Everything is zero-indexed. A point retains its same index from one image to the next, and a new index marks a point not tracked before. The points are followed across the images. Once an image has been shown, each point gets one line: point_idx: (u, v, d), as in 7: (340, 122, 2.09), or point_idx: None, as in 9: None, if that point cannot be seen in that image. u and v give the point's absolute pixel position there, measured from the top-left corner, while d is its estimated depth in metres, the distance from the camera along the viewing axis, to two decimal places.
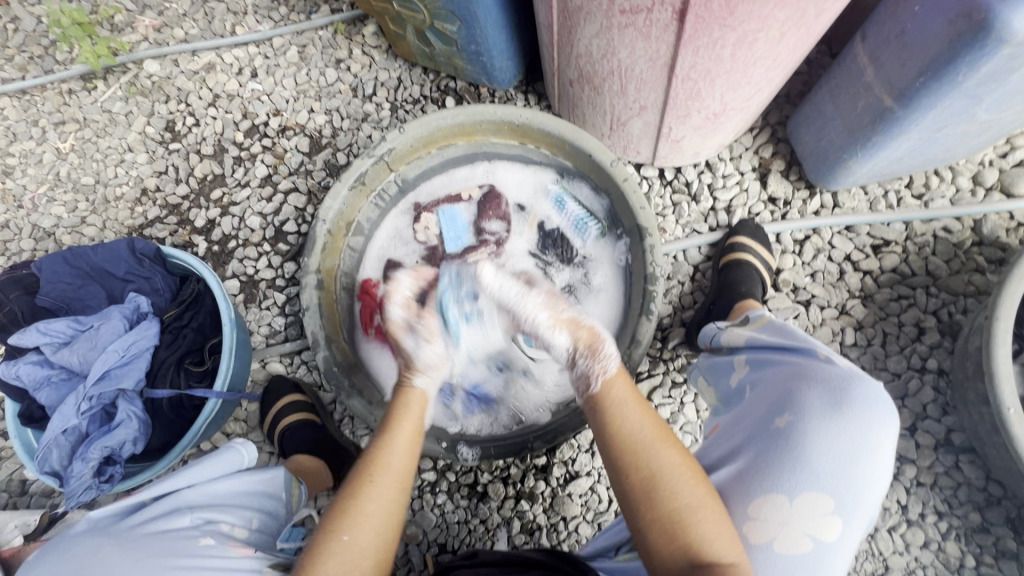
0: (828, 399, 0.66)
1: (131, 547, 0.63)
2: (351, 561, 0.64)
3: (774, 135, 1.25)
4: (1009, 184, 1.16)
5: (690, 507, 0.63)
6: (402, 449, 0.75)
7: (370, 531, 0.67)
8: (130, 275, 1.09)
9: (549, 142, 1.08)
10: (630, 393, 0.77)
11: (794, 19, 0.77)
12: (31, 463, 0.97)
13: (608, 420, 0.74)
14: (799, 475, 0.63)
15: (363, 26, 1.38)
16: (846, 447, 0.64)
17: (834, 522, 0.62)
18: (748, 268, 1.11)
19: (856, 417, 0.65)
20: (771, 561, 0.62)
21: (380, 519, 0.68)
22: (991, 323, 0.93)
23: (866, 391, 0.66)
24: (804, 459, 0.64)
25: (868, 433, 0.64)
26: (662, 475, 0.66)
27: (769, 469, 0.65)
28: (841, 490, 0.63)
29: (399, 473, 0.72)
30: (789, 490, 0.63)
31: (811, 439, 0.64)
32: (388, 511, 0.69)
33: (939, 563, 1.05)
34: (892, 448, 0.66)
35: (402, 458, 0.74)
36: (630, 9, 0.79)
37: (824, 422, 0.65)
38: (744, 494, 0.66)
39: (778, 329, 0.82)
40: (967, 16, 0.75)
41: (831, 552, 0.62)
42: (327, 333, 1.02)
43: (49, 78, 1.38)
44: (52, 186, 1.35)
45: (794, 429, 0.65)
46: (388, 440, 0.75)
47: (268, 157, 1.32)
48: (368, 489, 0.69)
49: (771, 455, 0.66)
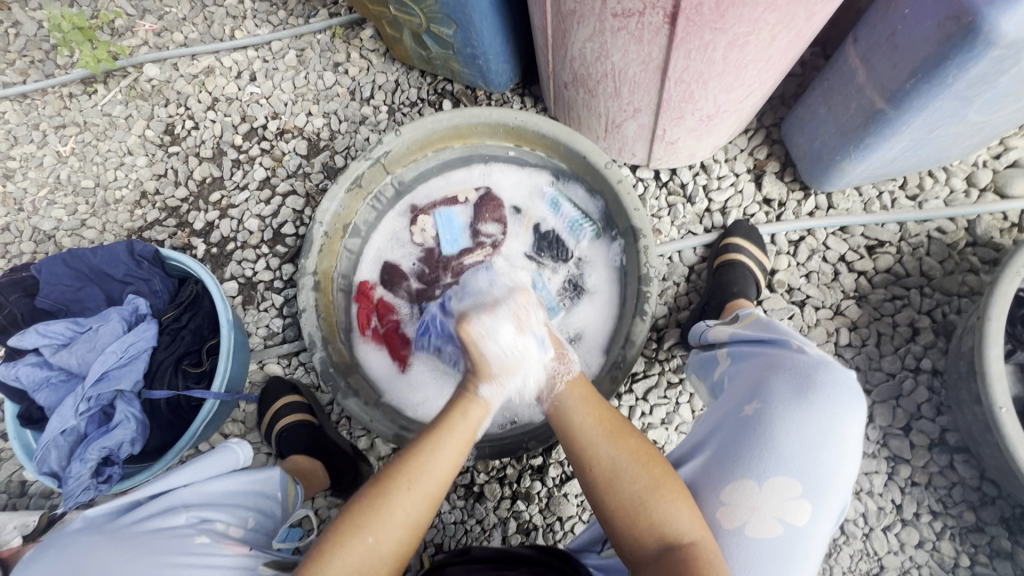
0: (795, 386, 0.68)
1: (126, 545, 0.64)
2: (368, 567, 0.62)
3: (769, 137, 1.26)
4: (1002, 184, 1.17)
5: (644, 495, 0.64)
6: (446, 458, 0.70)
7: (394, 541, 0.64)
8: (129, 278, 1.10)
9: (543, 144, 1.09)
10: (585, 394, 0.78)
11: (784, 22, 0.78)
12: (30, 464, 0.97)
13: (563, 424, 0.75)
14: (769, 461, 0.64)
15: (361, 30, 1.39)
16: (813, 432, 0.65)
17: (803, 506, 0.62)
18: (742, 268, 1.11)
19: (823, 404, 0.66)
20: (742, 544, 0.62)
21: (407, 529, 0.65)
22: (982, 324, 0.93)
23: (834, 378, 0.67)
24: (771, 444, 0.65)
25: (835, 419, 0.65)
26: (610, 472, 0.68)
27: (738, 455, 0.66)
28: (808, 474, 0.64)
29: (438, 487, 0.68)
30: (758, 476, 0.64)
31: (778, 424, 0.66)
32: (416, 522, 0.66)
33: (933, 562, 1.06)
34: (861, 436, 0.67)
35: (444, 471, 0.69)
36: (623, 13, 0.80)
37: (791, 407, 0.66)
38: (714, 482, 0.67)
39: (760, 323, 0.83)
40: (955, 19, 0.76)
41: (802, 537, 0.62)
42: (324, 334, 1.03)
43: (50, 82, 1.39)
44: (52, 189, 1.36)
45: (762, 414, 0.67)
46: (435, 446, 0.70)
47: (267, 160, 1.33)
48: (397, 491, 0.66)
49: (739, 441, 0.67)
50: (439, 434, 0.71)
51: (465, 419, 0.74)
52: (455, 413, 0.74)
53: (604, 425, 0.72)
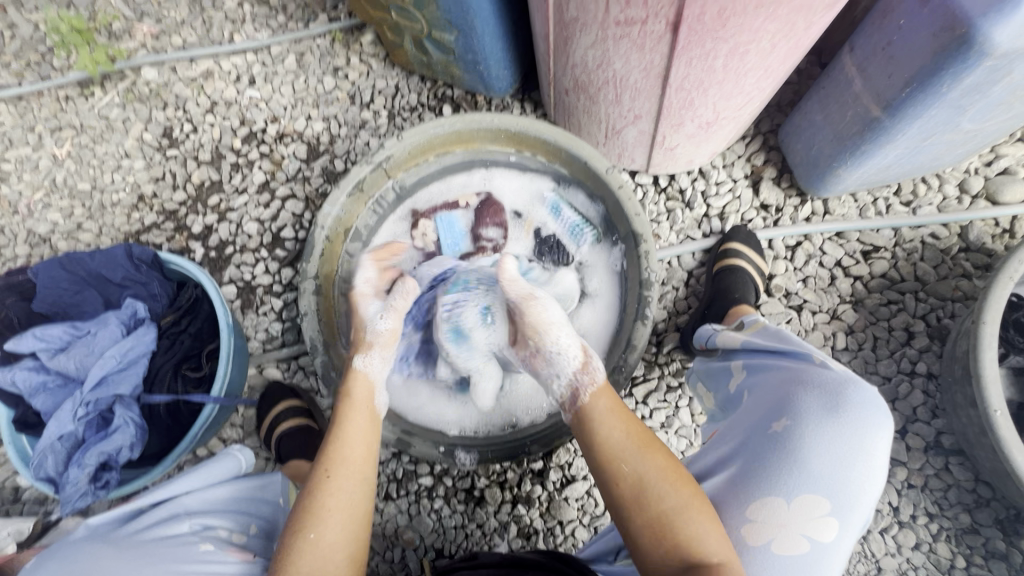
0: (825, 403, 0.68)
1: (129, 553, 0.64)
2: (321, 556, 0.66)
3: (765, 143, 1.27)
4: (994, 191, 1.19)
5: (674, 511, 0.64)
6: (357, 442, 0.78)
7: (338, 529, 0.69)
8: (127, 281, 1.09)
9: (546, 151, 1.10)
10: (611, 405, 0.78)
11: (784, 31, 0.79)
12: (27, 470, 0.97)
13: (590, 431, 0.75)
14: (799, 479, 0.65)
15: (361, 34, 1.39)
16: (843, 451, 0.65)
17: (830, 524, 0.63)
18: (741, 273, 1.12)
19: (854, 423, 0.66)
20: (768, 563, 0.63)
21: (345, 515, 0.70)
22: (977, 328, 0.95)
23: (862, 396, 0.68)
24: (803, 463, 0.66)
25: (864, 436, 0.66)
26: (639, 488, 0.67)
27: (769, 473, 0.67)
28: (838, 493, 0.64)
29: (359, 466, 0.75)
30: (787, 493, 0.65)
31: (809, 442, 0.66)
32: (353, 505, 0.71)
33: (930, 564, 1.07)
34: (887, 453, 0.68)
35: (358, 452, 0.76)
36: (625, 21, 0.81)
37: (820, 425, 0.67)
38: (743, 498, 0.67)
39: (773, 333, 0.83)
40: (950, 29, 0.77)
41: (827, 554, 0.63)
42: (325, 339, 1.03)
43: (46, 84, 1.39)
44: (48, 192, 1.35)
45: (792, 432, 0.67)
46: (343, 437, 0.78)
47: (266, 164, 1.32)
48: (328, 486, 0.71)
49: (771, 459, 0.67)
50: (340, 427, 0.79)
51: (354, 399, 0.83)
52: (344, 405, 0.83)
53: (632, 435, 0.73)
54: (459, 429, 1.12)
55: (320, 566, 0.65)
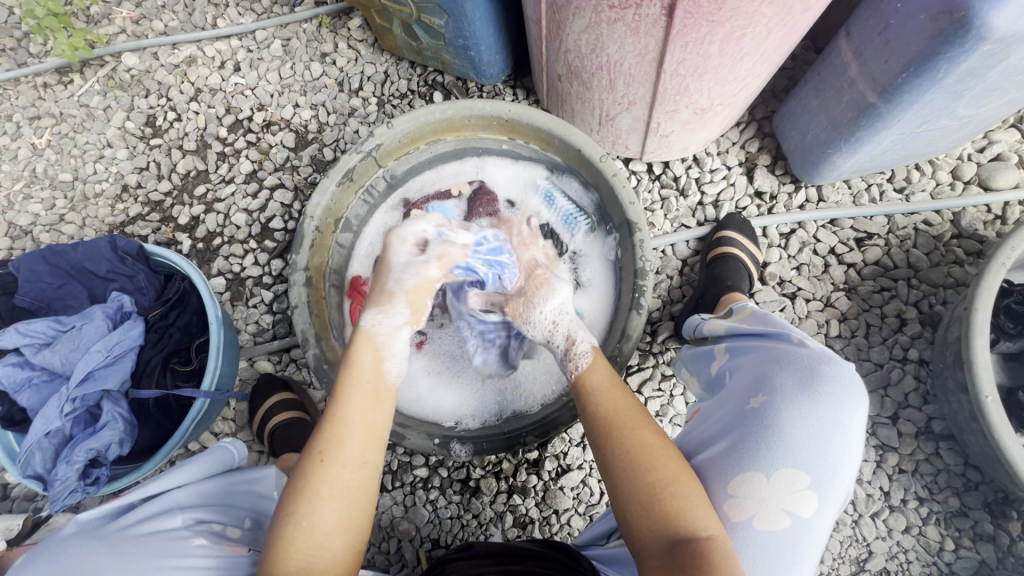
0: (800, 378, 0.68)
1: (121, 548, 0.62)
2: (315, 549, 0.61)
3: (760, 130, 1.26)
4: (986, 178, 1.19)
5: (661, 481, 0.62)
6: (358, 416, 0.68)
7: (334, 513, 0.62)
8: (112, 273, 1.07)
9: (537, 137, 1.08)
10: (606, 378, 0.77)
11: (781, 15, 0.78)
12: (14, 468, 0.95)
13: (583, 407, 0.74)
14: (776, 454, 0.64)
15: (348, 19, 1.36)
16: (819, 424, 0.65)
17: (809, 497, 0.63)
18: (734, 261, 1.12)
19: (828, 396, 0.66)
20: (750, 538, 0.62)
21: (345, 499, 0.63)
22: (969, 314, 0.95)
23: (836, 370, 0.67)
24: (779, 437, 0.65)
25: (840, 410, 0.65)
26: (624, 459, 0.66)
27: (746, 448, 0.66)
28: (818, 466, 0.64)
29: (361, 450, 0.66)
30: (766, 468, 0.64)
31: (784, 416, 0.66)
32: (351, 492, 0.64)
33: (920, 547, 1.08)
34: (864, 427, 0.67)
35: (358, 436, 0.66)
36: (619, 4, 0.79)
37: (797, 399, 0.66)
38: (724, 473, 0.66)
39: (759, 317, 0.83)
40: (947, 13, 0.76)
41: (808, 527, 0.63)
42: (317, 331, 1.01)
43: (23, 71, 1.34)
44: (28, 183, 1.31)
45: (768, 406, 0.67)
46: (340, 420, 0.67)
47: (253, 153, 1.29)
48: (321, 472, 0.63)
49: (748, 435, 0.67)
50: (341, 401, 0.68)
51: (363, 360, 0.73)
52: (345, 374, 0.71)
53: (623, 407, 0.71)
54: (455, 419, 1.11)
55: (316, 551, 0.61)
